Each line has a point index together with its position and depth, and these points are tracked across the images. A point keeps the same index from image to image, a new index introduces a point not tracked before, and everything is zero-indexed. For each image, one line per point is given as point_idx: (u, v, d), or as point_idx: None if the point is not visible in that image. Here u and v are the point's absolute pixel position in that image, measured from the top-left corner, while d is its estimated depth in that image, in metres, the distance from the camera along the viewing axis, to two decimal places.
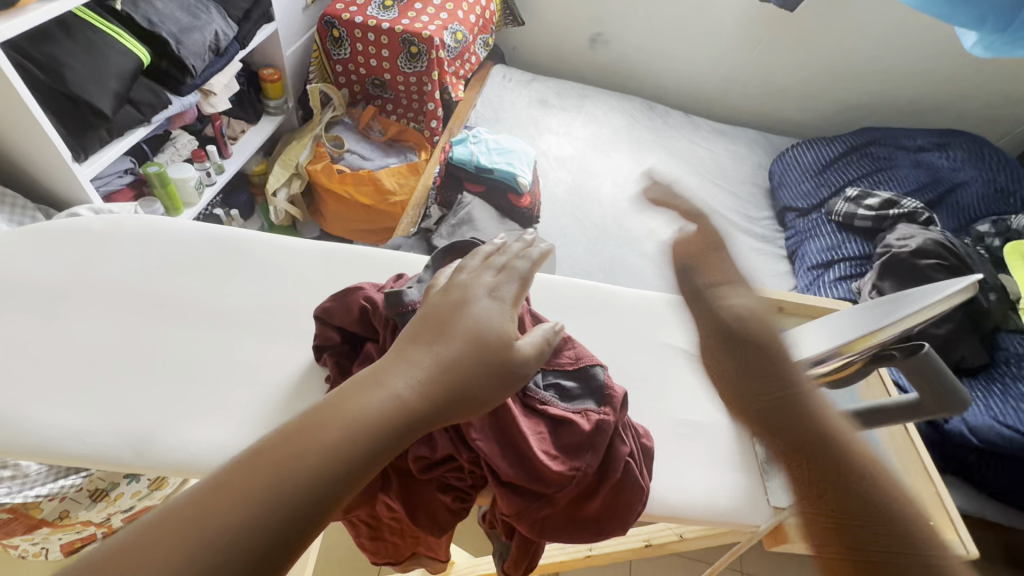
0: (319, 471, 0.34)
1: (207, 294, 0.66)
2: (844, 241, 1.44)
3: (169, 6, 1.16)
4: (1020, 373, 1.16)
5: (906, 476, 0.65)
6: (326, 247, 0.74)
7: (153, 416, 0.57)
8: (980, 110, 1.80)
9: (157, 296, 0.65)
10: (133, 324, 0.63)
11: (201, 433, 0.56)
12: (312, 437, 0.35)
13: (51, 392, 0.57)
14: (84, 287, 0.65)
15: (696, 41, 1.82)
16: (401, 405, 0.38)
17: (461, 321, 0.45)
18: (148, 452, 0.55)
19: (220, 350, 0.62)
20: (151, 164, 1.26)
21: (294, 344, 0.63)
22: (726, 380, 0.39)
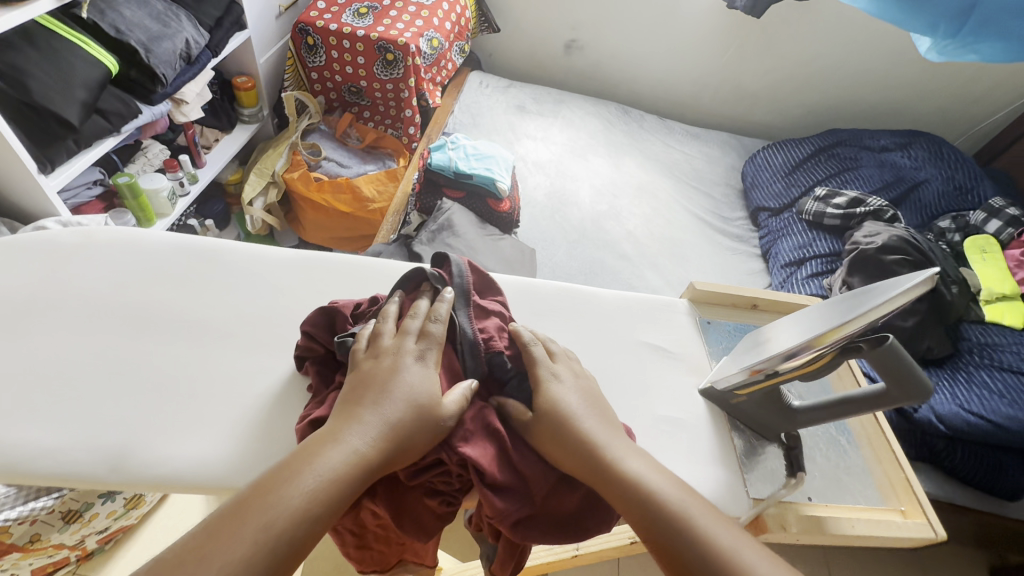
0: (292, 525, 0.39)
1: (183, 305, 0.65)
2: (815, 239, 1.49)
3: (138, 13, 1.14)
4: (983, 361, 1.21)
5: (878, 464, 0.63)
6: (306, 256, 0.73)
7: (130, 431, 0.55)
8: (939, 110, 1.88)
9: (131, 308, 0.64)
10: (107, 338, 0.61)
11: (181, 446, 0.55)
12: (284, 491, 0.40)
13: (21, 409, 0.56)
14: (52, 301, 0.63)
15: (668, 47, 1.86)
16: (359, 458, 0.44)
17: (399, 380, 0.49)
18: (126, 468, 0.54)
19: (197, 362, 0.61)
20: (121, 175, 1.23)
21: (275, 354, 0.63)
22: (556, 446, 0.50)
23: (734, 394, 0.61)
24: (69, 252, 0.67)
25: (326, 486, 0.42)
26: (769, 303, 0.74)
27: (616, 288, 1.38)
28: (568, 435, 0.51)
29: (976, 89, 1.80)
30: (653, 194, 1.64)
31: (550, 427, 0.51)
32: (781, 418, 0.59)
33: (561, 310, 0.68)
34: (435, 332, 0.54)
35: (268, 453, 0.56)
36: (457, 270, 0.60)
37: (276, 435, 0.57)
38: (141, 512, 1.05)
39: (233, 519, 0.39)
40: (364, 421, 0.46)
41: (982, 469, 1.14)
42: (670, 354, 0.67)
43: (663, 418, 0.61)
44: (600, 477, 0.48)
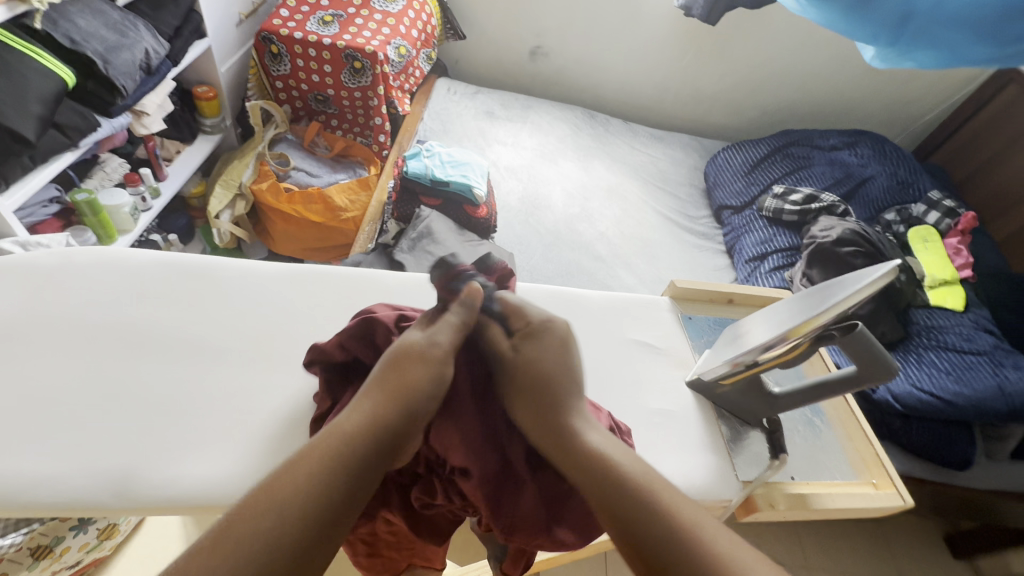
0: (302, 520, 0.38)
1: (174, 323, 0.64)
2: (775, 234, 1.57)
3: (93, 22, 1.10)
4: (930, 343, 1.30)
5: (848, 442, 0.68)
6: (297, 268, 0.73)
7: (133, 453, 0.54)
8: (879, 110, 2.01)
9: (122, 328, 0.62)
10: (98, 360, 0.60)
11: (186, 467, 0.55)
12: (279, 487, 0.39)
13: (10, 439, 0.53)
14: (33, 324, 0.61)
15: (629, 53, 1.92)
16: (363, 438, 0.43)
17: (395, 361, 0.49)
18: (131, 492, 0.53)
19: (193, 381, 0.60)
20: (79, 191, 1.18)
21: (275, 369, 0.63)
22: (532, 422, 0.51)
23: (719, 385, 0.65)
24: (47, 273, 0.65)
25: (332, 475, 0.41)
26: (744, 297, 0.78)
27: (592, 288, 1.42)
28: (541, 391, 0.52)
29: (910, 91, 1.94)
30: (624, 195, 1.69)
31: (528, 389, 0.52)
32: (763, 404, 0.63)
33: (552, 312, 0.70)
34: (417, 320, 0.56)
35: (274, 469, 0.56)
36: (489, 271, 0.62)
37: (283, 449, 0.57)
38: (113, 543, 1.00)
39: (236, 528, 0.37)
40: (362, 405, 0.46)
41: (935, 442, 1.23)
42: (658, 350, 0.70)
43: (655, 411, 0.64)
44: (554, 438, 0.49)
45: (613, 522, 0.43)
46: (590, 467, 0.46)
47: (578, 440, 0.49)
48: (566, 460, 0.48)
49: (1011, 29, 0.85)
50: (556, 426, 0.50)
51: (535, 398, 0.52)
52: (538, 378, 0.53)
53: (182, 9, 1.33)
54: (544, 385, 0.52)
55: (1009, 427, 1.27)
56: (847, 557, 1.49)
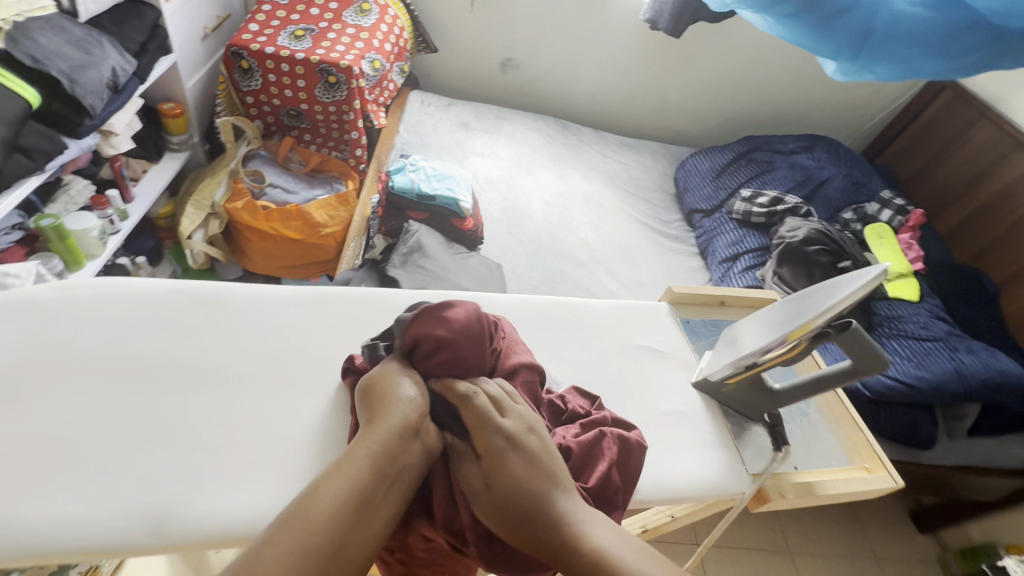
0: (338, 513, 0.45)
1: (192, 354, 0.67)
2: (745, 236, 1.65)
3: (54, 39, 1.04)
4: (892, 332, 1.40)
5: (839, 431, 0.73)
6: (309, 291, 0.77)
7: (163, 492, 0.56)
8: (830, 115, 2.15)
9: (139, 363, 0.65)
10: (117, 398, 0.62)
11: (219, 498, 0.57)
12: (316, 491, 0.47)
13: (39, 481, 0.55)
14: (50, 366, 0.63)
15: (597, 63, 1.98)
16: (382, 437, 0.52)
17: (369, 392, 0.56)
18: (166, 530, 0.55)
19: (216, 412, 0.63)
20: (44, 216, 1.12)
21: (295, 392, 0.66)
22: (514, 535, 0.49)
23: (724, 384, 0.68)
24: (60, 309, 0.67)
25: (355, 476, 0.48)
26: (736, 299, 0.82)
27: (577, 294, 1.45)
28: (518, 513, 0.49)
29: (857, 97, 2.08)
30: (600, 203, 1.74)
31: (502, 507, 0.49)
32: (766, 400, 0.67)
33: (563, 323, 0.73)
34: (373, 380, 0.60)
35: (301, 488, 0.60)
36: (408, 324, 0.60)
37: (310, 467, 0.61)
38: None
39: (293, 520, 0.44)
40: (370, 418, 0.54)
41: (901, 424, 1.32)
42: (663, 354, 0.73)
43: (667, 412, 0.67)
44: (555, 556, 0.47)
45: None
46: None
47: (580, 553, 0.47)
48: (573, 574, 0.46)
49: (957, 42, 0.89)
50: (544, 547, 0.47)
51: (514, 516, 0.48)
52: (512, 509, 0.49)
53: (147, 25, 1.29)
54: (525, 510, 0.49)
55: (967, 407, 1.37)
56: (825, 538, 1.57)
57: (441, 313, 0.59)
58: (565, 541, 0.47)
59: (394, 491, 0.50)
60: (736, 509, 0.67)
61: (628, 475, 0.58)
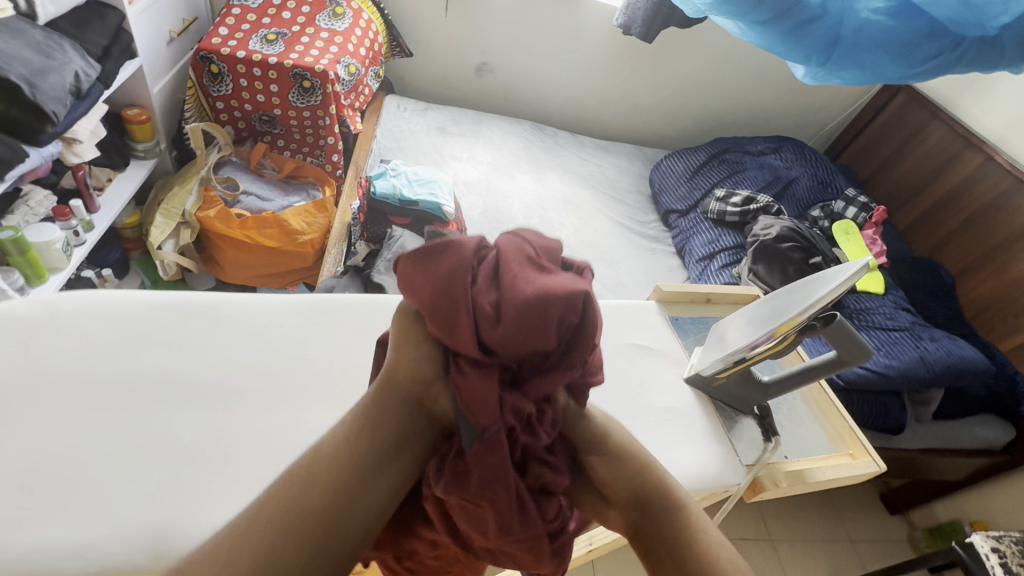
0: (339, 480, 0.46)
1: (185, 367, 0.65)
2: (721, 234, 1.70)
3: (13, 44, 0.99)
4: (862, 324, 1.46)
5: (825, 419, 0.76)
6: (301, 299, 0.75)
7: (162, 510, 0.54)
8: (795, 118, 2.23)
9: (129, 380, 0.63)
10: (108, 417, 0.60)
11: (222, 515, 0.56)
12: (319, 459, 0.47)
13: (29, 506, 0.53)
14: (33, 386, 0.60)
15: (571, 68, 2.01)
16: (385, 412, 0.50)
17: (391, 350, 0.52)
18: (168, 549, 0.53)
19: (215, 426, 0.61)
20: (3, 229, 1.07)
21: (293, 405, 0.65)
22: (608, 477, 0.55)
23: (715, 378, 0.70)
24: (38, 327, 0.64)
25: (360, 445, 0.48)
26: (721, 296, 0.84)
27: None
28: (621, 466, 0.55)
29: (818, 100, 2.16)
30: (579, 205, 1.76)
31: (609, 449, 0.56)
32: (755, 392, 0.69)
33: None
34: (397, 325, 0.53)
35: None
36: (409, 262, 0.49)
37: None
38: None
39: (293, 486, 0.45)
40: (379, 386, 0.51)
41: (872, 412, 1.38)
42: (655, 351, 0.75)
43: (662, 408, 0.69)
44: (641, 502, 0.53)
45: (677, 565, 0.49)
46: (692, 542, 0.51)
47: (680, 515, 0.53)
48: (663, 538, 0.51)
49: (915, 51, 0.94)
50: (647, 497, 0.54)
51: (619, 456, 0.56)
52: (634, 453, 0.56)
53: (109, 28, 1.24)
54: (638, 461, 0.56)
55: (931, 392, 1.44)
56: (806, 526, 1.62)
57: (437, 252, 0.48)
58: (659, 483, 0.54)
59: (394, 468, 0.49)
60: (731, 500, 0.69)
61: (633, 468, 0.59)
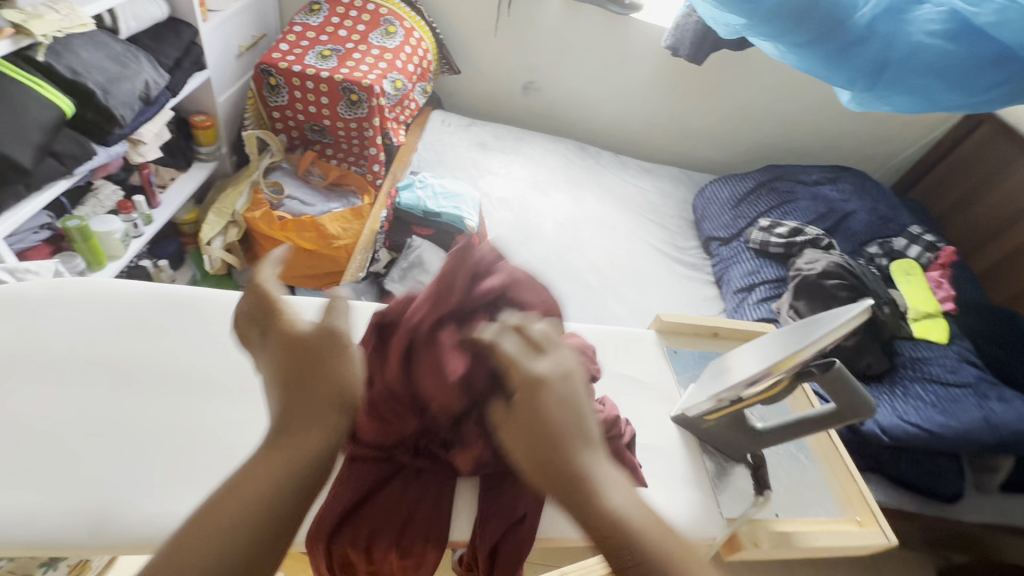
0: (260, 516, 0.42)
1: (161, 358, 0.73)
2: (762, 266, 1.60)
3: (95, 54, 1.12)
4: (916, 375, 1.31)
5: (832, 480, 0.69)
6: (276, 301, 0.81)
7: (104, 495, 0.61)
8: (861, 148, 2.08)
9: (107, 366, 0.71)
10: (87, 401, 0.68)
11: (157, 504, 0.61)
12: (234, 497, 0.43)
13: (8, 471, 0.61)
14: (29, 361, 0.70)
15: (618, 89, 1.99)
16: (315, 433, 0.47)
17: (302, 360, 0.51)
18: (106, 531, 0.59)
19: (176, 415, 0.68)
20: (71, 218, 1.19)
21: (249, 406, 0.71)
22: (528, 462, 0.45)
23: (704, 420, 0.66)
24: (43, 309, 0.75)
25: (283, 475, 0.44)
26: (729, 331, 0.80)
27: (585, 319, 1.42)
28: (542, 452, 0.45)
29: (888, 130, 2.01)
30: (614, 227, 1.72)
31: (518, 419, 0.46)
32: (747, 439, 0.64)
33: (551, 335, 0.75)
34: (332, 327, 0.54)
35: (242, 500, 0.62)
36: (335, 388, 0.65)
37: None
38: None
39: (198, 532, 0.41)
40: (299, 379, 0.50)
41: (922, 473, 1.24)
42: (642, 383, 0.71)
43: (643, 445, 0.66)
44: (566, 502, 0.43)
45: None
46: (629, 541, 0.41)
47: (597, 506, 0.42)
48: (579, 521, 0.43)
49: (979, 77, 0.85)
50: (572, 484, 0.43)
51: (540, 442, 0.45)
52: (549, 449, 0.44)
53: (182, 43, 1.37)
54: (557, 440, 0.45)
55: (998, 459, 1.28)
56: None
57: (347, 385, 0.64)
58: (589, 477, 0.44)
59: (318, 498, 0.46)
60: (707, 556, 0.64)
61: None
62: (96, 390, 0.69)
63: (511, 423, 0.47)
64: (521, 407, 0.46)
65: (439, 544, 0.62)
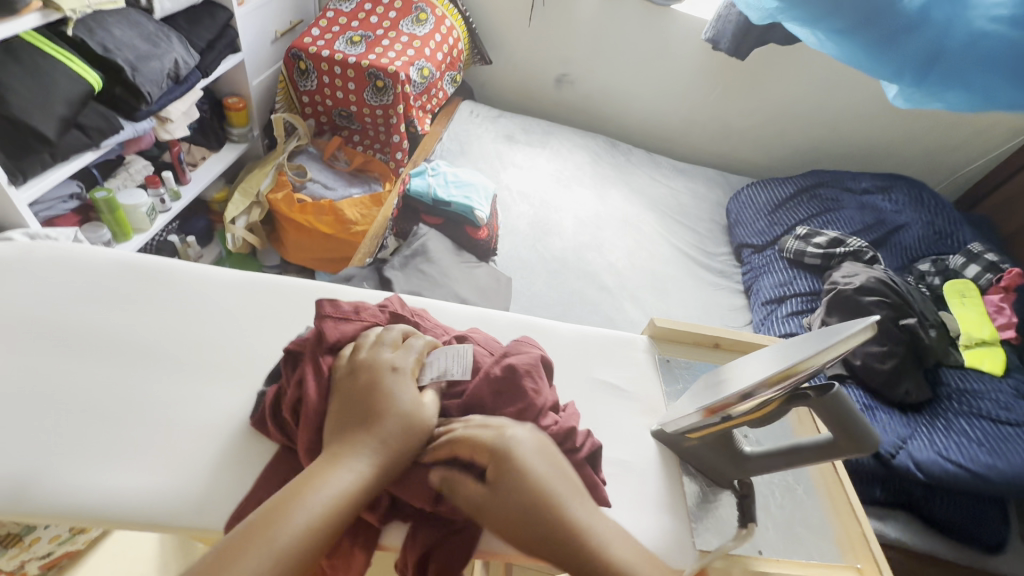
0: (311, 538, 0.44)
1: (121, 323, 0.68)
2: (795, 277, 1.49)
3: (128, 32, 1.15)
4: (961, 408, 1.19)
5: (836, 519, 0.65)
6: (252, 279, 0.76)
7: (41, 460, 0.56)
8: (922, 157, 1.91)
9: (60, 329, 0.66)
10: (41, 363, 0.62)
11: (96, 478, 0.56)
12: (292, 508, 0.44)
13: None
14: None
15: (655, 84, 1.91)
16: (373, 474, 0.49)
17: (374, 389, 0.54)
18: (26, 498, 0.54)
19: (130, 385, 0.63)
20: (100, 190, 1.24)
21: (215, 383, 0.65)
22: (516, 530, 0.47)
23: (686, 438, 0.61)
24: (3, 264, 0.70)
25: (340, 507, 0.46)
26: (731, 343, 0.75)
27: (597, 321, 1.36)
28: (527, 516, 0.47)
29: (954, 137, 1.83)
30: (639, 227, 1.64)
31: (507, 491, 0.48)
32: (731, 464, 0.59)
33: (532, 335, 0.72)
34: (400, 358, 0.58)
35: (185, 482, 0.57)
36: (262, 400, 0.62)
37: (222, 464, 0.59)
38: (88, 536, 1.04)
39: (256, 529, 0.43)
40: (368, 401, 0.53)
41: (960, 517, 1.12)
42: (623, 393, 0.68)
43: (612, 460, 0.61)
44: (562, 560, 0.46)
45: None
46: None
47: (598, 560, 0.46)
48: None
49: None
50: (566, 542, 0.46)
51: (534, 506, 0.47)
52: (541, 508, 0.47)
53: (217, 25, 1.39)
54: (549, 501, 0.48)
55: None
56: None
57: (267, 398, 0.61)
58: (587, 529, 0.47)
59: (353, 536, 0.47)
60: None
61: None
62: (50, 352, 0.64)
63: (492, 505, 0.48)
64: (500, 486, 0.48)
65: (368, 544, 0.55)
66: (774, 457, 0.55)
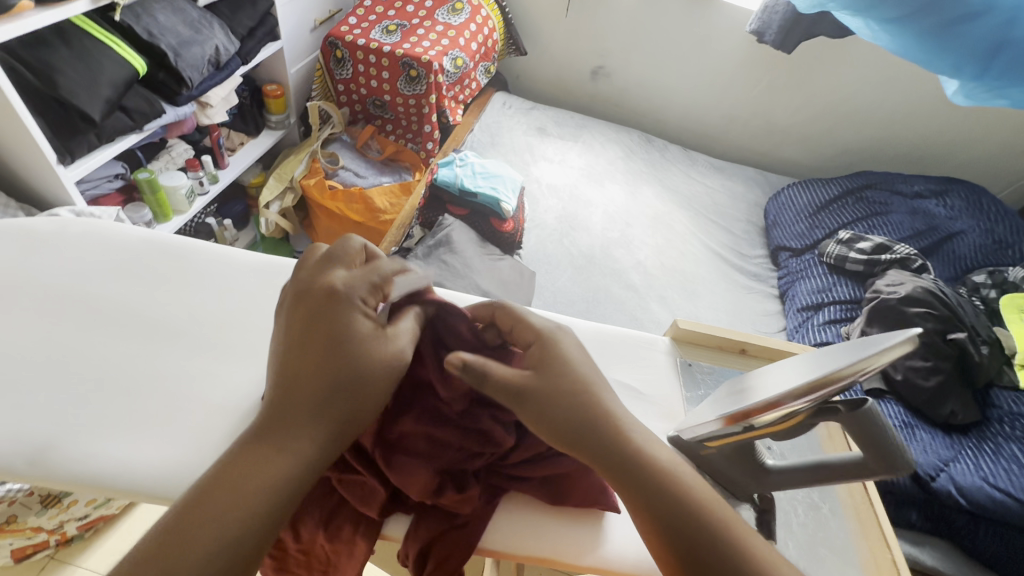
0: (259, 515, 0.42)
1: (142, 300, 0.70)
2: (835, 284, 1.42)
3: (172, 19, 1.19)
4: (1014, 433, 1.11)
5: (864, 548, 0.62)
6: (269, 261, 0.77)
7: (60, 426, 0.59)
8: (983, 161, 1.78)
9: (86, 303, 0.68)
10: (67, 335, 0.65)
11: (108, 448, 0.58)
12: (239, 488, 0.43)
13: None
14: (19, 289, 0.68)
15: (695, 78, 1.84)
16: (327, 439, 0.47)
17: (324, 328, 0.49)
18: (44, 462, 0.57)
19: (145, 360, 0.65)
20: (142, 171, 1.29)
21: (227, 363, 0.66)
22: (552, 421, 0.49)
23: (702, 446, 0.58)
24: (39, 239, 0.73)
25: (289, 481, 0.44)
26: (758, 349, 0.73)
27: (621, 319, 1.33)
28: (566, 409, 0.49)
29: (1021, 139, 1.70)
30: (669, 225, 1.59)
31: (543, 396, 0.50)
32: (748, 477, 0.57)
33: None
34: (357, 284, 0.52)
35: (191, 457, 0.58)
36: None
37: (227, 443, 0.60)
38: (123, 502, 1.09)
39: (199, 513, 0.41)
40: (320, 346, 0.49)
41: (1005, 550, 1.04)
42: (641, 395, 0.66)
43: None
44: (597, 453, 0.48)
45: (647, 519, 0.46)
46: (663, 489, 0.46)
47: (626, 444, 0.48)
48: (608, 472, 0.48)
49: None
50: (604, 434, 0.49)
51: (571, 403, 0.50)
52: (578, 394, 0.50)
53: (258, 13, 1.42)
54: (588, 388, 0.51)
55: None
56: None
57: None
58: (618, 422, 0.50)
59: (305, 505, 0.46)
60: None
61: (554, 497, 0.59)
62: (75, 325, 0.66)
63: (534, 394, 0.50)
64: (542, 373, 0.51)
65: (370, 532, 0.56)
66: (789, 472, 0.54)
